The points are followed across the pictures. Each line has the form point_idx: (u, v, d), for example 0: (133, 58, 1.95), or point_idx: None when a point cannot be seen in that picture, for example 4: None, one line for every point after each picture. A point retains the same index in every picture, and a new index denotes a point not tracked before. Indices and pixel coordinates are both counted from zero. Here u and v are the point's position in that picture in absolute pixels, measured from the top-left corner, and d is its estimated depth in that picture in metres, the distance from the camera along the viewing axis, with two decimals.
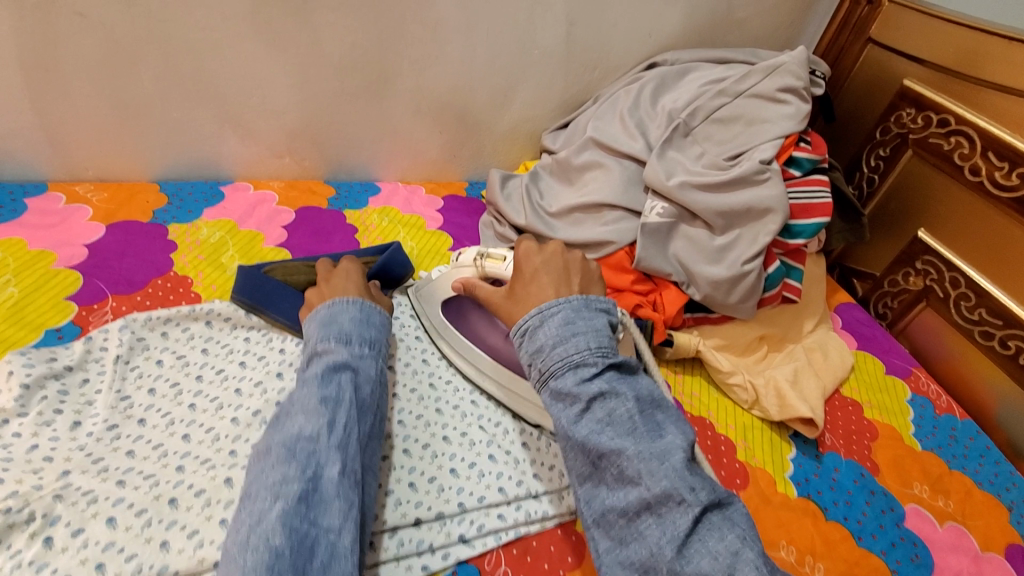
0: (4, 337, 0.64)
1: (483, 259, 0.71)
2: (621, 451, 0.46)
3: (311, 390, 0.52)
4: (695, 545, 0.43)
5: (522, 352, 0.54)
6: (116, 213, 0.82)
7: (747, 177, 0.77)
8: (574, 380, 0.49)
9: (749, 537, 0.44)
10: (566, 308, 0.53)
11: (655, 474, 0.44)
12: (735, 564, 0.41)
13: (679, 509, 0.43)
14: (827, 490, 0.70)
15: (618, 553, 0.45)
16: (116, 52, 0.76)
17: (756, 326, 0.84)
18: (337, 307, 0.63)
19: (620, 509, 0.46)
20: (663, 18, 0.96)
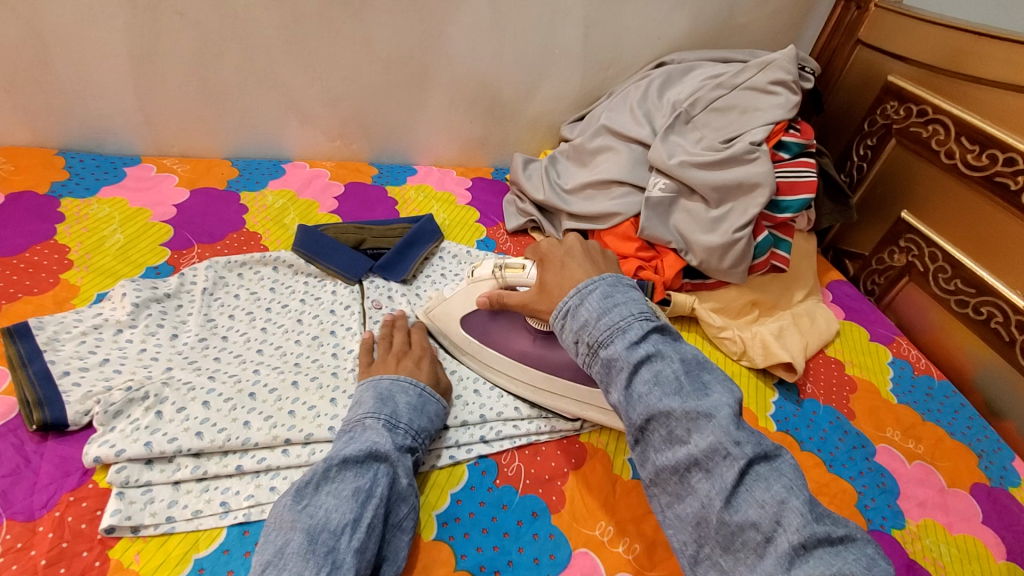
0: (115, 271, 0.79)
1: (502, 271, 0.72)
2: (670, 412, 0.49)
3: (346, 478, 0.53)
4: (743, 496, 0.46)
5: (566, 330, 0.56)
6: (198, 181, 0.96)
7: (739, 156, 0.88)
8: (624, 344, 0.52)
9: (795, 486, 0.47)
10: (603, 284, 0.56)
11: (703, 431, 0.47)
12: (781, 512, 0.45)
13: (725, 463, 0.46)
14: (804, 427, 0.81)
15: (676, 507, 0.49)
16: (205, 46, 0.91)
17: (748, 292, 0.94)
18: (398, 385, 0.65)
19: (671, 468, 0.49)
20: (671, 22, 1.08)
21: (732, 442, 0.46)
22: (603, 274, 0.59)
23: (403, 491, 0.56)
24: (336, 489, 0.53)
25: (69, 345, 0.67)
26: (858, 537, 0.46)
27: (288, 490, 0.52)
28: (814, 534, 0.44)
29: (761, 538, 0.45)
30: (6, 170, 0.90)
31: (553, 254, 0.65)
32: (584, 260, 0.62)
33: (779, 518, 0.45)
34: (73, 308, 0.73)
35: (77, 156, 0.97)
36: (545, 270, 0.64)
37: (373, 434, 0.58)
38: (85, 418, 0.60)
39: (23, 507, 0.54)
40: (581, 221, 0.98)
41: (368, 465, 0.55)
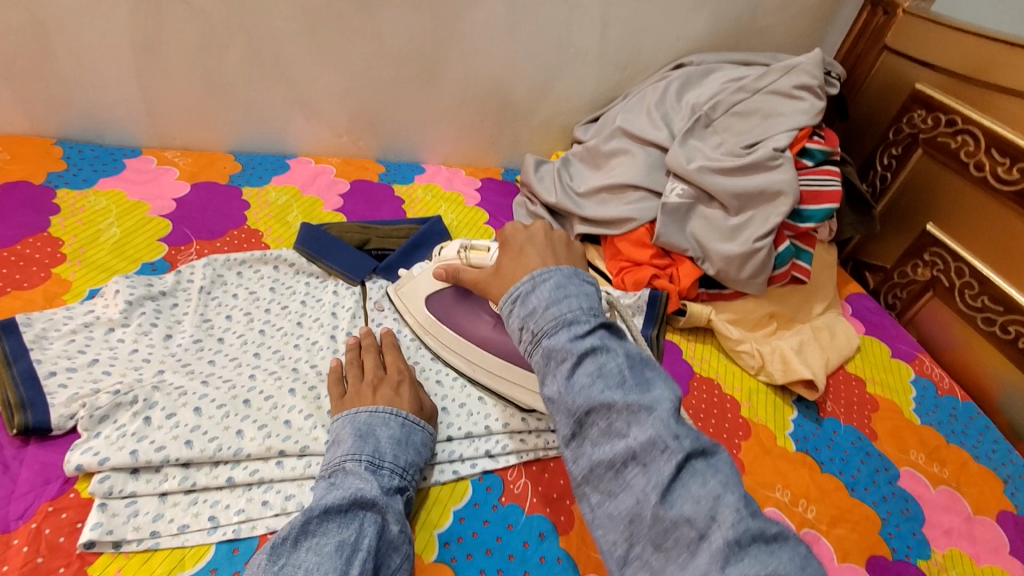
0: (110, 266, 0.76)
1: (466, 252, 0.69)
2: (611, 404, 0.46)
3: (329, 530, 0.48)
4: (678, 491, 0.43)
5: (514, 318, 0.54)
6: (199, 175, 0.93)
7: (761, 162, 0.84)
8: (567, 336, 0.49)
9: (733, 483, 0.44)
10: (557, 275, 0.53)
11: (643, 424, 0.45)
12: (716, 507, 0.42)
13: (663, 456, 0.43)
14: (825, 448, 0.77)
15: (607, 507, 0.45)
16: (210, 37, 0.89)
17: (768, 304, 0.90)
18: (378, 417, 0.59)
19: (607, 462, 0.45)
20: (691, 22, 1.05)
21: (671, 436, 0.43)
22: (561, 266, 0.56)
23: (395, 539, 0.51)
24: (319, 544, 0.48)
25: (58, 343, 0.64)
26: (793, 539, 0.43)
27: (262, 551, 0.47)
28: (749, 530, 0.40)
29: (695, 536, 0.41)
30: (2, 158, 0.87)
31: (515, 238, 0.63)
32: (544, 249, 0.59)
33: (714, 513, 0.41)
34: (63, 304, 0.69)
35: (76, 146, 0.94)
36: (504, 253, 0.62)
37: (356, 478, 0.53)
38: (70, 422, 0.57)
39: None
40: (594, 225, 0.95)
41: (353, 514, 0.50)
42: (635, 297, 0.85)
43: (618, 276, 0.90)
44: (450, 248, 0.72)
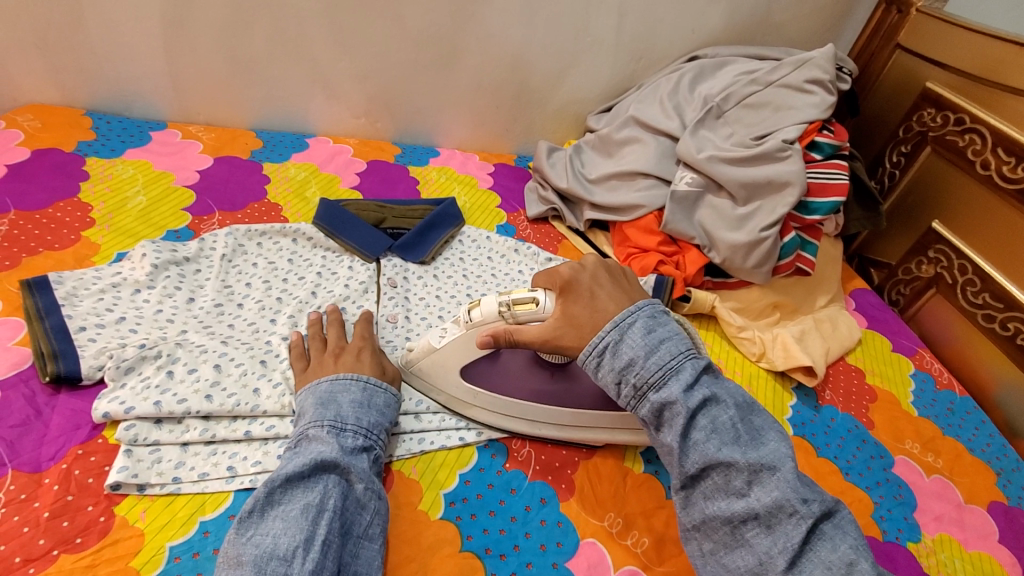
0: (137, 232, 0.79)
1: (512, 309, 0.60)
2: (730, 462, 0.50)
3: (293, 497, 0.50)
4: (807, 554, 0.47)
5: (605, 368, 0.55)
6: (222, 149, 0.96)
7: (770, 153, 0.86)
8: (678, 387, 0.52)
9: (860, 545, 0.48)
10: (643, 317, 0.56)
11: (766, 485, 0.49)
12: (850, 572, 0.45)
13: (791, 521, 0.47)
14: (821, 433, 0.79)
15: (723, 556, 0.50)
16: (237, 14, 0.91)
17: (771, 294, 0.92)
18: (339, 384, 0.60)
19: (724, 518, 0.50)
20: (707, 15, 1.06)
21: (798, 499, 0.47)
22: (638, 300, 0.59)
23: (362, 497, 0.52)
24: (285, 510, 0.49)
25: (87, 301, 0.67)
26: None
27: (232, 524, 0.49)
28: None
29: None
30: (34, 126, 0.90)
31: (577, 284, 0.60)
32: (613, 289, 0.59)
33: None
34: (93, 265, 0.72)
35: (104, 117, 0.97)
36: (569, 302, 0.59)
37: (318, 444, 0.54)
38: (98, 372, 0.60)
39: (31, 458, 0.54)
40: (604, 211, 0.97)
41: (316, 478, 0.51)
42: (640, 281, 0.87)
43: (625, 261, 0.92)
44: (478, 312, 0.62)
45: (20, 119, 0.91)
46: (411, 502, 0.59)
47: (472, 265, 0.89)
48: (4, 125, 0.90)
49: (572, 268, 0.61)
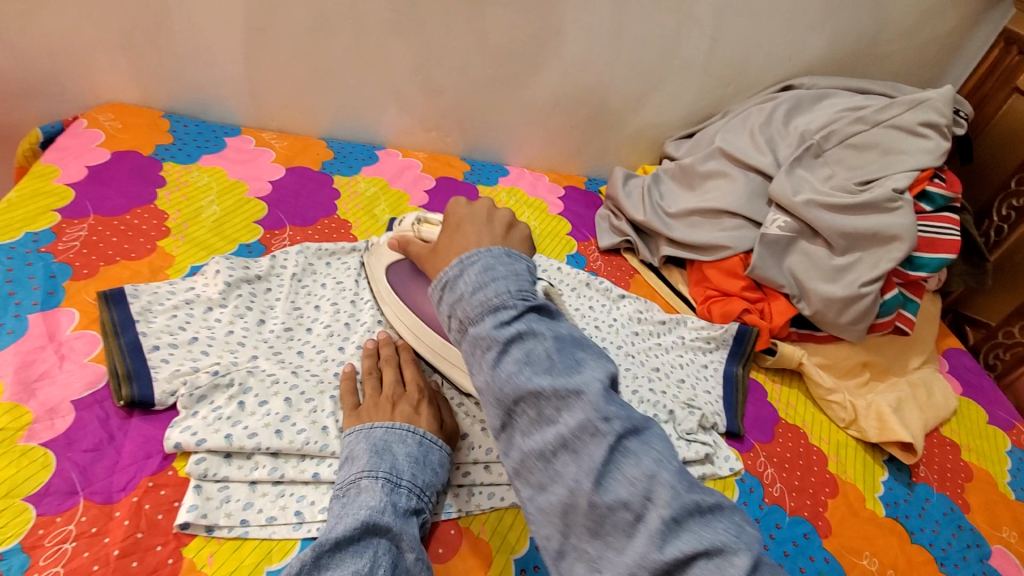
0: (210, 245, 0.78)
1: (419, 225, 0.70)
2: (539, 391, 0.45)
3: (342, 564, 0.46)
4: (613, 476, 0.42)
5: (442, 305, 0.52)
6: (294, 159, 0.95)
7: (878, 203, 0.79)
8: (493, 322, 0.48)
9: (666, 458, 0.44)
10: (486, 256, 0.53)
11: (573, 409, 0.44)
12: (651, 487, 0.41)
13: (594, 441, 0.43)
14: (915, 516, 0.72)
15: (539, 499, 0.44)
16: (320, 22, 0.90)
17: (862, 352, 0.85)
18: (395, 433, 0.56)
19: (537, 452, 0.45)
20: (807, 43, 0.99)
21: (600, 418, 0.43)
22: (491, 246, 0.56)
23: (410, 569, 0.48)
24: None
25: (161, 317, 0.66)
26: (729, 505, 0.43)
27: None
28: (685, 506, 0.41)
29: (632, 519, 0.41)
30: (114, 127, 0.91)
31: (455, 214, 0.62)
32: (483, 227, 0.59)
33: (649, 493, 0.41)
34: (167, 278, 0.72)
35: (181, 120, 0.97)
36: (442, 232, 0.62)
37: (369, 498, 0.50)
38: (171, 398, 0.59)
39: (103, 487, 0.52)
40: (682, 248, 0.91)
41: (366, 543, 0.47)
42: (721, 329, 0.83)
43: (703, 304, 0.87)
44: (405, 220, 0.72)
45: (102, 119, 0.92)
46: (478, 566, 0.55)
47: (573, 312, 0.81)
48: (87, 124, 0.90)
49: (456, 202, 0.64)
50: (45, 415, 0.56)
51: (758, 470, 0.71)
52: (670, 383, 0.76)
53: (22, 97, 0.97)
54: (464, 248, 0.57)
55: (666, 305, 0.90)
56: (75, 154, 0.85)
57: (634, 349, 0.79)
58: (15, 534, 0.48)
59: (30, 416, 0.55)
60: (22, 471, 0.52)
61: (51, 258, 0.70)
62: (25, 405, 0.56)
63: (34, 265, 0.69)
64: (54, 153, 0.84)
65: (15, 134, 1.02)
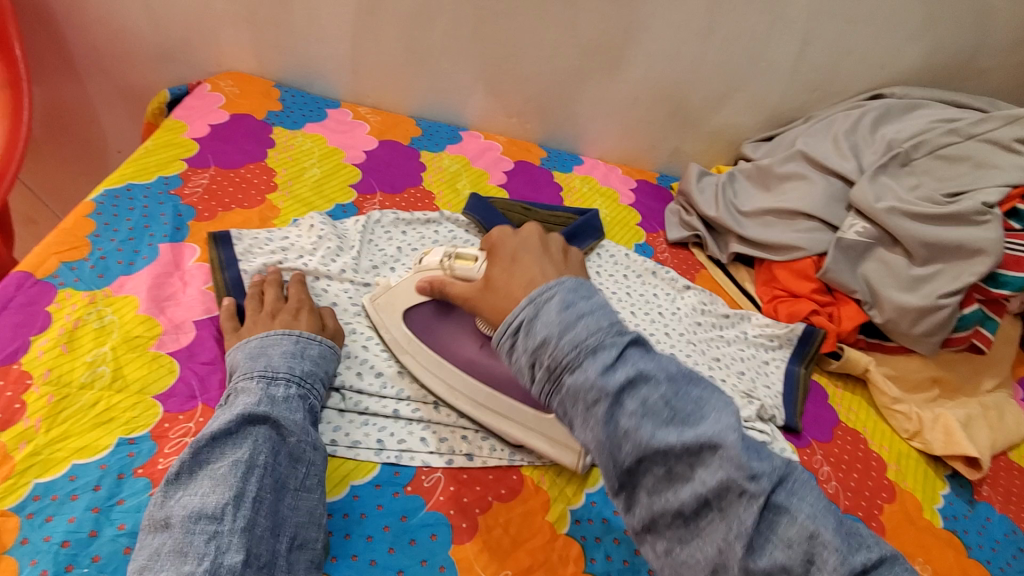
0: (311, 202, 0.85)
1: (451, 262, 0.64)
2: (666, 448, 0.41)
3: (222, 455, 0.48)
4: (766, 536, 0.39)
5: (519, 352, 0.46)
6: (386, 133, 1.02)
7: (964, 215, 0.77)
8: (596, 370, 0.42)
9: (816, 508, 0.40)
10: (563, 291, 0.47)
11: (709, 465, 0.40)
12: (812, 547, 0.38)
13: (741, 501, 0.39)
14: (974, 533, 0.70)
15: (679, 555, 0.41)
16: (424, 7, 0.96)
17: (933, 367, 0.83)
18: (269, 339, 0.59)
19: (673, 511, 0.41)
20: (902, 52, 0.98)
21: (744, 477, 0.39)
22: (561, 277, 0.50)
23: (295, 449, 0.52)
24: (214, 469, 0.48)
25: (259, 258, 0.74)
26: (888, 553, 0.40)
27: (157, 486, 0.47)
28: (853, 568, 0.37)
29: None
30: (233, 92, 1.00)
31: (505, 245, 0.59)
32: (542, 257, 0.55)
33: (810, 554, 0.38)
34: (273, 227, 0.80)
35: (289, 90, 1.06)
36: (494, 264, 0.57)
37: (246, 396, 0.52)
38: None
39: (216, 395, 0.60)
40: (752, 246, 0.92)
41: (243, 434, 0.50)
42: (787, 328, 0.83)
43: (770, 302, 0.88)
44: (431, 257, 0.67)
45: (223, 85, 1.02)
46: (538, 510, 0.59)
47: (638, 298, 0.84)
48: (210, 88, 1.00)
49: (502, 233, 0.61)
50: (172, 329, 0.64)
51: (814, 466, 0.71)
52: (730, 373, 0.77)
53: (157, 61, 1.09)
54: (529, 283, 0.51)
55: (730, 300, 0.92)
56: (200, 113, 0.94)
57: (696, 337, 0.81)
58: (146, 423, 0.56)
59: (160, 328, 0.63)
60: (152, 373, 0.60)
61: (179, 201, 0.79)
62: (156, 318, 0.64)
63: (164, 204, 0.78)
64: (182, 111, 0.94)
65: (145, 95, 1.15)
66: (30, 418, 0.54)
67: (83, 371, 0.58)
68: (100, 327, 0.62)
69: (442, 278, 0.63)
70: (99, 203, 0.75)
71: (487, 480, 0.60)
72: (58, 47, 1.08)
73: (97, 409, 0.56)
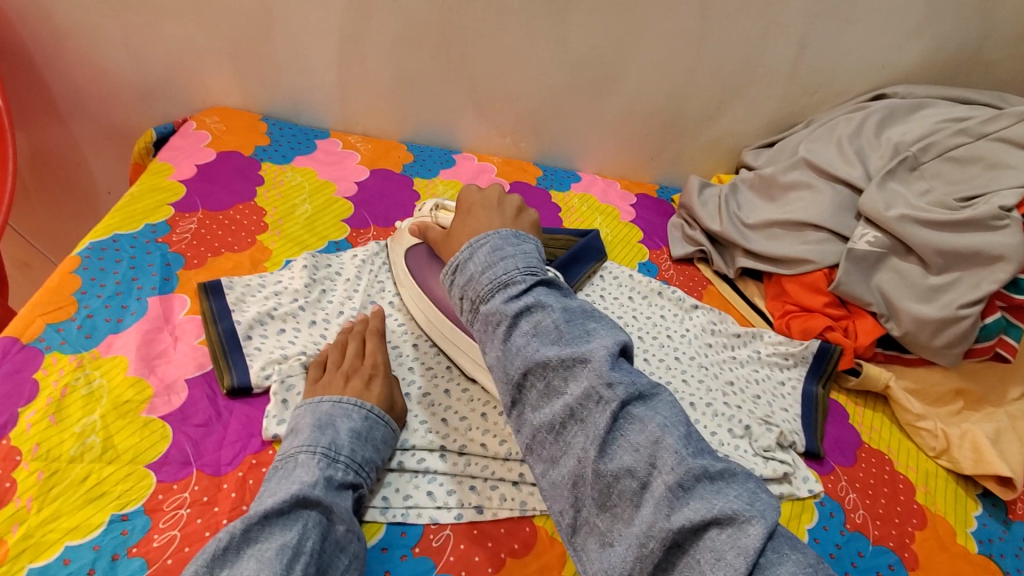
0: (303, 241, 0.83)
1: (436, 211, 0.76)
2: (547, 363, 0.49)
3: (270, 536, 0.46)
4: (618, 442, 0.46)
5: (454, 287, 0.57)
6: (377, 161, 0.99)
7: (979, 221, 0.74)
8: (503, 299, 0.53)
9: (670, 423, 0.46)
10: (494, 239, 0.58)
11: (578, 377, 0.48)
12: (655, 453, 0.44)
13: (599, 408, 0.46)
14: (1010, 555, 0.68)
15: (552, 473, 0.48)
16: (410, 32, 0.94)
17: (956, 378, 0.80)
18: (340, 408, 0.58)
19: (547, 425, 0.48)
20: (903, 50, 0.95)
21: (604, 386, 0.46)
22: (499, 230, 0.61)
23: (340, 540, 0.49)
24: (261, 550, 0.45)
25: (252, 307, 0.71)
26: (738, 471, 0.45)
27: (201, 558, 0.45)
28: (688, 470, 0.43)
29: (637, 486, 0.44)
30: (219, 128, 0.98)
31: (467, 199, 0.68)
32: (493, 211, 0.66)
33: (653, 459, 0.44)
34: (264, 271, 0.77)
35: (276, 123, 1.04)
36: (455, 215, 0.68)
37: (304, 473, 0.51)
38: (266, 381, 0.63)
39: (212, 460, 0.57)
40: (760, 260, 0.89)
41: (295, 515, 0.48)
42: (801, 346, 0.80)
43: (782, 318, 0.85)
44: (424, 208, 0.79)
45: (209, 121, 0.99)
46: (553, 565, 0.56)
47: (647, 323, 0.81)
48: (195, 126, 0.98)
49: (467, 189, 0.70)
50: (163, 390, 0.62)
51: (839, 494, 0.68)
52: (746, 398, 0.74)
53: (142, 101, 1.07)
54: (475, 230, 0.63)
55: (740, 317, 0.88)
56: (186, 153, 0.92)
57: (709, 361, 0.78)
58: (139, 497, 0.53)
59: (151, 391, 0.61)
60: (145, 440, 0.57)
61: (167, 249, 0.77)
62: (146, 379, 0.62)
63: (153, 254, 0.76)
64: (168, 152, 0.92)
65: (131, 134, 1.13)
66: (21, 498, 0.51)
67: (72, 444, 0.55)
68: (89, 393, 0.59)
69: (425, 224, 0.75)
70: (85, 257, 0.73)
71: (499, 534, 0.57)
72: (42, 90, 1.06)
73: (87, 484, 0.53)
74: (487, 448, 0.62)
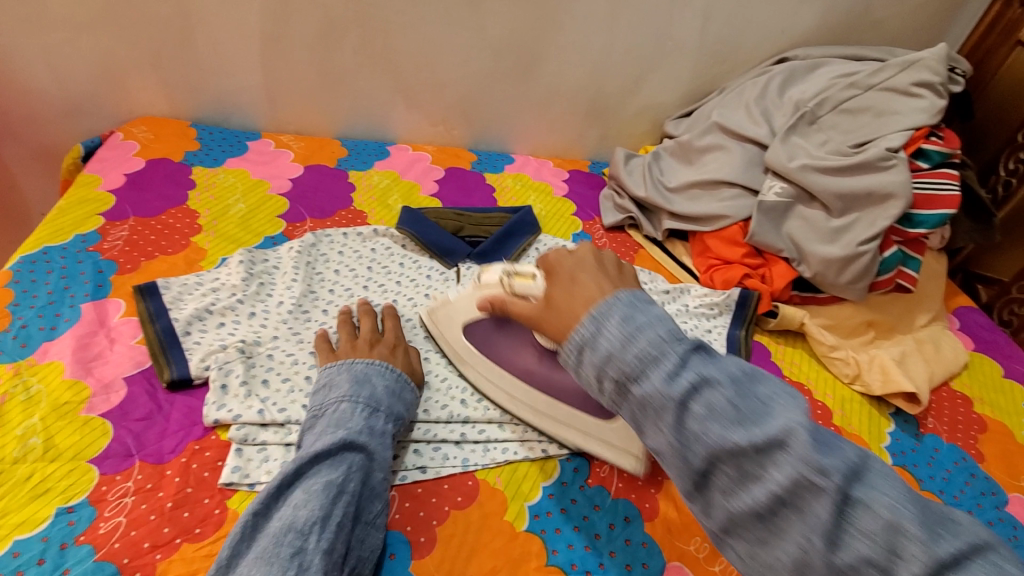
0: (239, 239, 0.84)
1: (511, 279, 0.64)
2: (736, 450, 0.39)
3: (318, 472, 0.51)
4: (845, 532, 0.36)
5: (583, 367, 0.46)
6: (310, 158, 1.01)
7: (871, 162, 0.80)
8: (659, 378, 0.42)
9: (905, 499, 0.36)
10: (619, 304, 0.46)
11: (777, 465, 0.38)
12: (895, 540, 0.34)
13: (814, 498, 0.36)
14: (925, 465, 0.73)
15: (762, 557, 0.40)
16: (330, 29, 0.96)
17: (866, 312, 0.87)
18: (376, 368, 0.62)
19: (750, 513, 0.40)
20: (799, 15, 1.02)
21: (815, 473, 0.36)
22: (614, 289, 0.48)
23: (377, 485, 0.54)
24: (310, 483, 0.50)
25: (190, 304, 0.72)
26: (984, 538, 0.35)
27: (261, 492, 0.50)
28: (936, 556, 0.33)
29: None
30: (147, 137, 0.98)
31: (561, 266, 0.53)
32: (598, 273, 0.51)
33: (894, 549, 0.34)
34: (200, 270, 0.78)
35: (206, 128, 1.04)
36: (550, 284, 0.52)
37: (348, 420, 0.55)
38: (205, 371, 0.65)
39: (155, 450, 0.59)
40: (683, 221, 0.94)
41: (340, 457, 0.53)
42: (723, 295, 0.85)
43: (706, 272, 0.90)
44: (490, 274, 0.68)
45: (136, 131, 0.99)
46: (495, 512, 0.59)
47: None
48: (123, 136, 0.98)
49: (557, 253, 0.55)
50: (101, 389, 0.62)
51: None
52: None
53: (67, 118, 1.06)
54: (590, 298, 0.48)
55: (670, 275, 0.94)
56: (114, 163, 0.92)
57: None
58: (83, 490, 0.54)
59: (88, 391, 0.62)
60: (86, 437, 0.58)
61: (98, 256, 0.77)
62: (84, 381, 0.63)
63: (84, 262, 0.76)
64: (95, 164, 0.92)
65: (59, 152, 1.11)
66: None
67: (13, 446, 0.56)
68: (27, 398, 0.60)
69: (500, 295, 0.62)
70: (15, 270, 0.73)
71: (442, 490, 0.60)
72: None
73: (31, 482, 0.54)
74: (429, 414, 0.66)
